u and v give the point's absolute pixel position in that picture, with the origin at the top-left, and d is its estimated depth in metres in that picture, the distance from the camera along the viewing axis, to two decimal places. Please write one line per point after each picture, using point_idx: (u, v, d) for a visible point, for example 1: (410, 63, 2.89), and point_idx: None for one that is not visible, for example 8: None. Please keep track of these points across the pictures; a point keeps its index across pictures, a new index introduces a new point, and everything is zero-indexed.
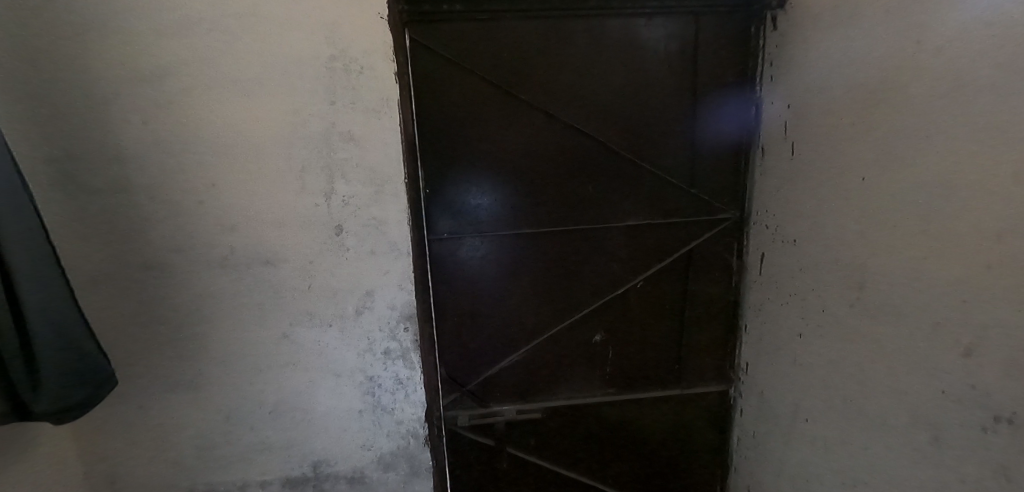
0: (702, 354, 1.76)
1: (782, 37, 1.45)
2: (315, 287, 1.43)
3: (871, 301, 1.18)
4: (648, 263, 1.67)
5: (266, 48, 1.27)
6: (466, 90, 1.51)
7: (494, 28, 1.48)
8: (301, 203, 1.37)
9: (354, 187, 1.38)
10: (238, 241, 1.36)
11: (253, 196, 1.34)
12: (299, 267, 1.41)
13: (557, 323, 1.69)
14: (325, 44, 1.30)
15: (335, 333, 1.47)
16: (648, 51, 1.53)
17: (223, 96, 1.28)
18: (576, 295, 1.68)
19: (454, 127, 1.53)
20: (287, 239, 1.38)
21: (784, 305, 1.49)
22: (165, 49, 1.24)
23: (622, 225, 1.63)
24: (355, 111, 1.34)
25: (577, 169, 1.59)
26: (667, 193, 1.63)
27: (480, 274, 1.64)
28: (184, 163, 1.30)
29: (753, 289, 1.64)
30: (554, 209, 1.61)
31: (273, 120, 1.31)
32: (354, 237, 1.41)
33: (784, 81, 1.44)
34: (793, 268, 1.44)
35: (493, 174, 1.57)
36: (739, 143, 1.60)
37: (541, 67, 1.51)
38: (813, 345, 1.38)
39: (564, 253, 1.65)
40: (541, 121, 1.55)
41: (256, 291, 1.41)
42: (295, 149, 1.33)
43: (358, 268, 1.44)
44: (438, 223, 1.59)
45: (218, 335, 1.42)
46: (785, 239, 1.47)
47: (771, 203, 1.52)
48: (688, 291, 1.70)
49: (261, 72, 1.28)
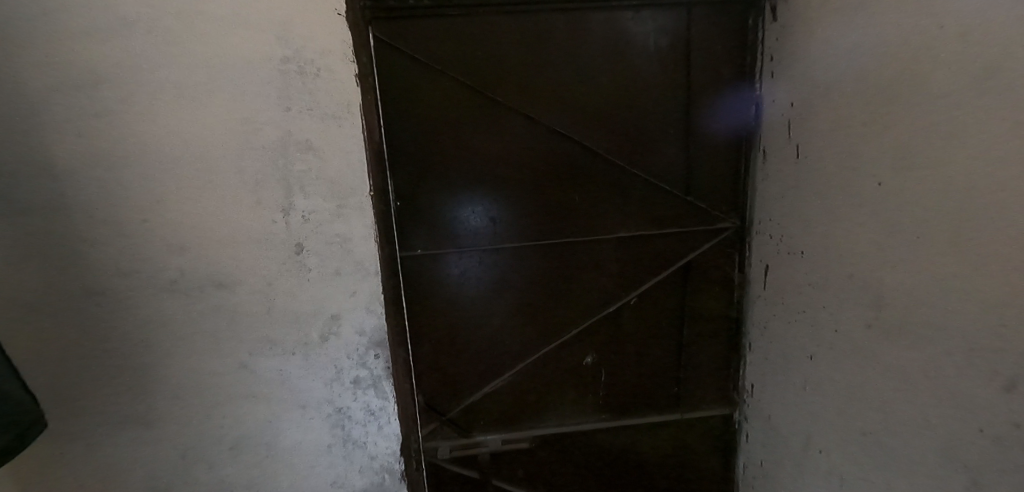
0: (704, 375, 1.61)
1: (782, 28, 1.29)
2: (274, 312, 1.30)
3: (892, 322, 1.04)
4: (642, 278, 1.53)
5: (212, 50, 1.15)
6: (438, 93, 1.38)
7: (466, 26, 1.35)
8: (257, 220, 1.24)
9: (315, 201, 1.25)
10: (187, 263, 1.23)
11: (203, 214, 1.22)
12: (256, 290, 1.28)
13: (544, 345, 1.55)
14: (277, 44, 1.17)
15: (299, 361, 1.34)
16: (636, 48, 1.39)
17: (165, 103, 1.15)
18: (565, 314, 1.54)
19: (427, 134, 1.40)
20: (243, 260, 1.26)
21: (792, 323, 1.35)
22: (97, 52, 1.11)
23: (613, 236, 1.50)
24: (312, 118, 1.22)
25: (562, 176, 1.46)
26: (661, 202, 1.48)
27: (459, 293, 1.51)
28: (124, 179, 1.17)
29: (757, 305, 1.49)
30: (539, 220, 1.48)
31: (222, 129, 1.19)
32: (316, 257, 1.28)
33: (787, 77, 1.29)
34: (801, 283, 1.30)
35: (470, 185, 1.44)
36: (738, 146, 1.46)
37: (520, 67, 1.39)
38: (826, 368, 1.24)
39: (552, 268, 1.51)
40: (522, 126, 1.42)
41: (208, 317, 1.27)
42: (248, 160, 1.21)
43: (322, 289, 1.31)
44: (412, 239, 1.46)
45: (169, 367, 1.28)
46: (791, 251, 1.33)
47: (774, 211, 1.38)
48: (687, 308, 1.56)
49: (207, 76, 1.16)
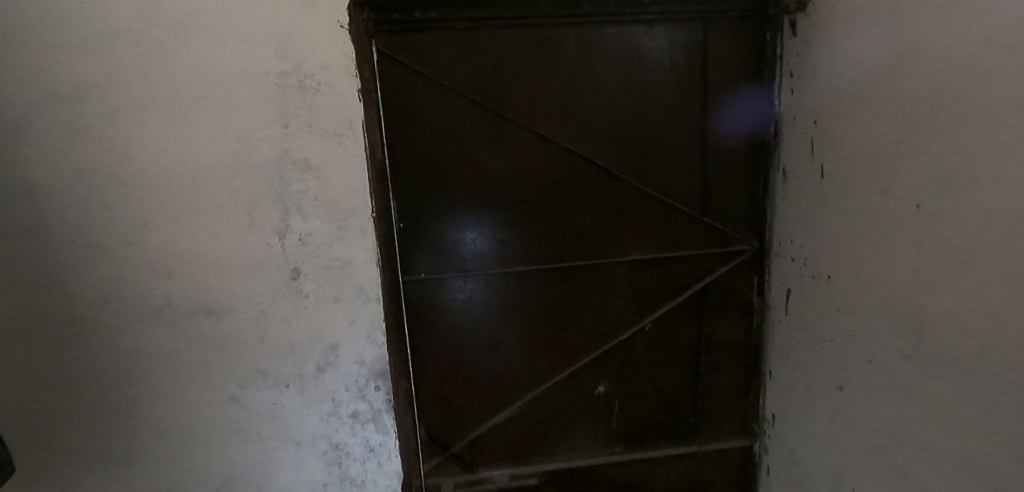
0: (722, 405, 1.53)
1: (803, 43, 1.24)
2: (267, 342, 1.21)
3: (935, 353, 0.98)
4: (657, 302, 1.45)
5: (206, 63, 1.08)
6: (444, 109, 1.32)
7: (474, 40, 1.30)
8: (251, 243, 1.16)
9: (313, 223, 1.18)
10: (174, 290, 1.15)
11: (193, 237, 1.13)
12: (249, 318, 1.19)
13: (554, 374, 1.47)
14: (275, 58, 1.10)
15: (293, 394, 1.25)
16: (650, 63, 1.34)
17: (154, 120, 1.08)
18: (576, 341, 1.46)
19: (432, 152, 1.33)
20: (235, 286, 1.17)
21: (818, 351, 1.27)
22: (82, 65, 1.04)
23: (626, 259, 1.42)
24: (312, 134, 1.15)
25: (574, 197, 1.39)
26: (677, 223, 1.42)
27: (464, 319, 1.42)
28: (107, 200, 1.08)
29: (778, 331, 1.41)
30: (549, 242, 1.41)
31: (215, 146, 1.11)
32: (313, 282, 1.20)
33: (809, 93, 1.23)
34: (827, 309, 1.23)
35: (477, 205, 1.37)
36: (756, 165, 1.40)
37: (529, 83, 1.33)
38: (858, 400, 1.16)
39: (562, 293, 1.44)
40: (531, 144, 1.36)
41: (197, 348, 1.18)
42: (242, 180, 1.13)
43: (320, 317, 1.22)
44: (416, 263, 1.38)
45: (152, 401, 1.18)
46: (816, 275, 1.26)
47: (797, 233, 1.31)
48: (704, 334, 1.48)
49: (200, 91, 1.09)
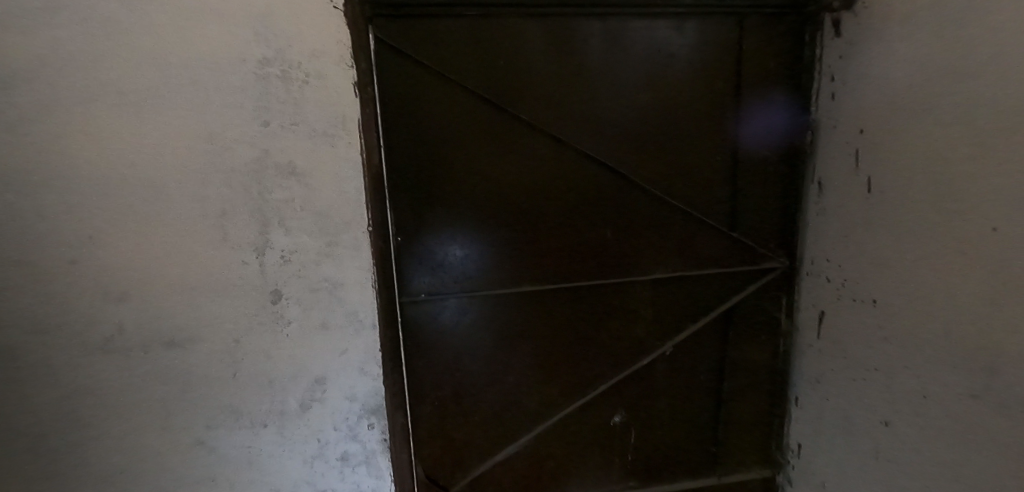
0: (744, 434, 1.41)
1: (847, 45, 1.13)
2: (241, 376, 1.03)
3: (1008, 393, 0.88)
4: (679, 325, 1.33)
5: (169, 46, 0.90)
6: (450, 107, 1.16)
7: (485, 30, 1.14)
8: (222, 261, 0.98)
9: (298, 237, 1.01)
10: (127, 318, 0.95)
11: (151, 255, 0.95)
12: (220, 349, 1.01)
13: (566, 403, 1.33)
14: (254, 42, 0.93)
15: (272, 436, 1.07)
16: (679, 62, 1.21)
17: (102, 113, 0.89)
18: (591, 368, 1.32)
19: (434, 156, 1.17)
20: (202, 311, 0.99)
21: (858, 382, 1.17)
22: (11, 44, 0.84)
23: (648, 278, 1.30)
24: (297, 135, 0.98)
25: (593, 208, 1.25)
26: (703, 239, 1.30)
27: (467, 344, 1.27)
28: (42, 209, 0.88)
29: (808, 356, 1.30)
30: (564, 259, 1.27)
31: (179, 147, 0.93)
32: (297, 306, 1.04)
33: (853, 100, 1.13)
34: (870, 337, 1.13)
35: (484, 217, 1.22)
36: (788, 177, 1.29)
37: (545, 81, 1.18)
38: (906, 438, 1.06)
39: (577, 315, 1.30)
40: (548, 149, 1.21)
41: (156, 385, 0.99)
42: (212, 186, 0.95)
43: (305, 346, 1.06)
44: (415, 281, 1.22)
45: (98, 449, 0.98)
46: (858, 298, 1.15)
47: (834, 252, 1.21)
48: (727, 358, 1.37)
49: (161, 79, 0.90)
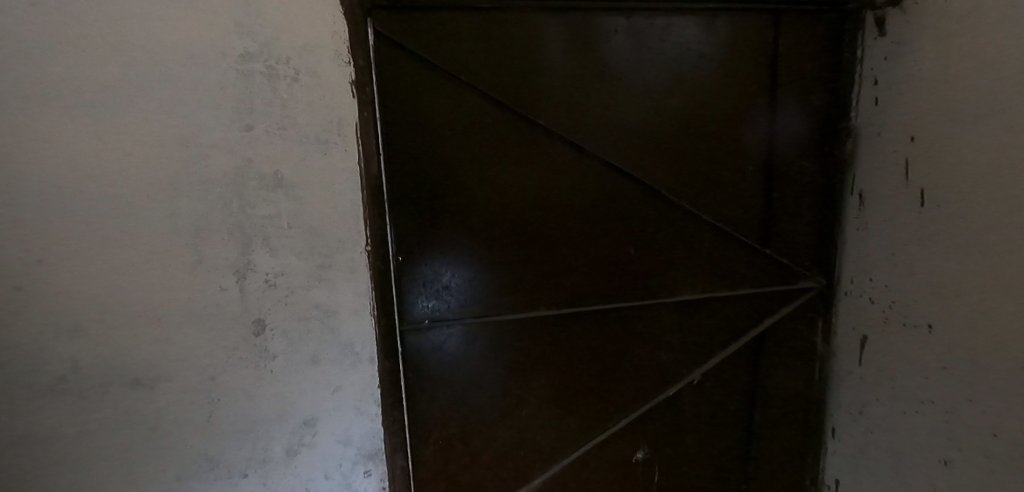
0: (776, 470, 1.29)
1: (893, 44, 1.03)
2: (217, 420, 0.89)
3: None
4: (707, 351, 1.22)
5: (136, 35, 0.76)
6: (458, 112, 1.04)
7: (498, 25, 1.03)
8: (196, 286, 0.84)
9: (284, 259, 0.88)
10: (81, 354, 0.80)
11: (112, 280, 0.80)
12: (193, 388, 0.87)
13: (585, 439, 1.20)
14: (235, 33, 0.80)
15: (253, 487, 0.92)
16: (709, 63, 1.11)
17: (53, 114, 0.74)
18: (612, 400, 1.20)
19: (440, 167, 1.05)
20: (173, 346, 0.85)
21: (908, 415, 1.04)
22: None
23: (674, 300, 1.18)
24: (285, 141, 0.85)
25: (614, 224, 1.13)
26: (732, 257, 1.19)
27: (474, 375, 1.13)
28: None
29: (845, 385, 1.18)
30: (584, 280, 1.14)
31: (146, 154, 0.79)
32: (284, 338, 0.90)
33: (901, 103, 1.02)
34: (925, 366, 1.00)
35: (495, 235, 1.09)
36: (824, 188, 1.18)
37: (563, 83, 1.07)
38: (970, 482, 0.93)
39: (597, 341, 1.17)
40: (566, 158, 1.09)
41: (117, 432, 0.84)
42: (185, 200, 0.82)
43: (292, 384, 0.92)
44: (416, 307, 1.09)
45: None
46: (907, 323, 1.03)
47: (877, 270, 1.09)
48: (758, 386, 1.26)
49: (125, 75, 0.77)
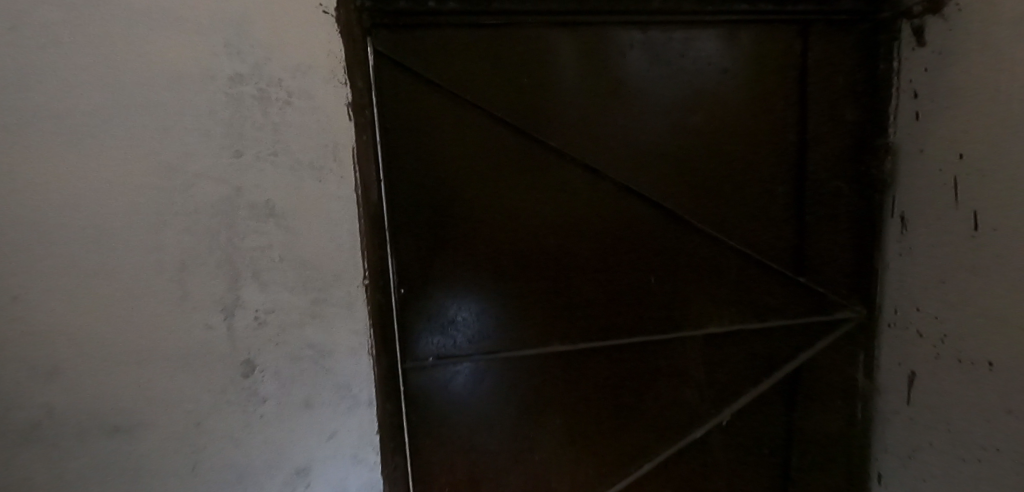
0: None
1: (933, 53, 0.95)
2: (202, 473, 0.80)
3: None
4: (736, 388, 1.12)
5: (120, 56, 0.70)
6: (463, 134, 0.98)
7: (505, 42, 0.97)
8: (181, 323, 0.77)
9: (276, 294, 0.82)
10: (56, 403, 0.72)
11: (92, 321, 0.73)
12: (177, 437, 0.78)
13: (604, 485, 1.10)
14: (224, 54, 0.75)
15: None
16: (732, 78, 1.04)
17: (34, 143, 0.68)
18: (633, 442, 1.10)
19: (445, 193, 0.99)
20: (156, 392, 0.77)
21: (970, 465, 0.90)
22: None
23: (700, 333, 1.09)
24: (277, 167, 0.79)
25: (633, 252, 1.05)
26: (761, 286, 1.10)
27: (483, 415, 1.05)
28: None
29: (892, 428, 1.06)
30: (601, 312, 1.06)
31: (131, 185, 0.72)
32: (275, 380, 0.83)
33: (946, 116, 0.92)
34: (988, 409, 0.87)
35: (505, 265, 1.02)
36: (861, 210, 1.08)
37: (577, 102, 1.01)
38: None
39: (616, 379, 1.08)
40: (581, 182, 1.02)
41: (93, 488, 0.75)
42: (170, 232, 0.75)
43: (283, 430, 0.84)
44: (421, 342, 1.02)
45: None
46: (966, 360, 0.91)
47: (925, 300, 0.99)
48: (794, 426, 1.15)
49: (108, 98, 0.70)
